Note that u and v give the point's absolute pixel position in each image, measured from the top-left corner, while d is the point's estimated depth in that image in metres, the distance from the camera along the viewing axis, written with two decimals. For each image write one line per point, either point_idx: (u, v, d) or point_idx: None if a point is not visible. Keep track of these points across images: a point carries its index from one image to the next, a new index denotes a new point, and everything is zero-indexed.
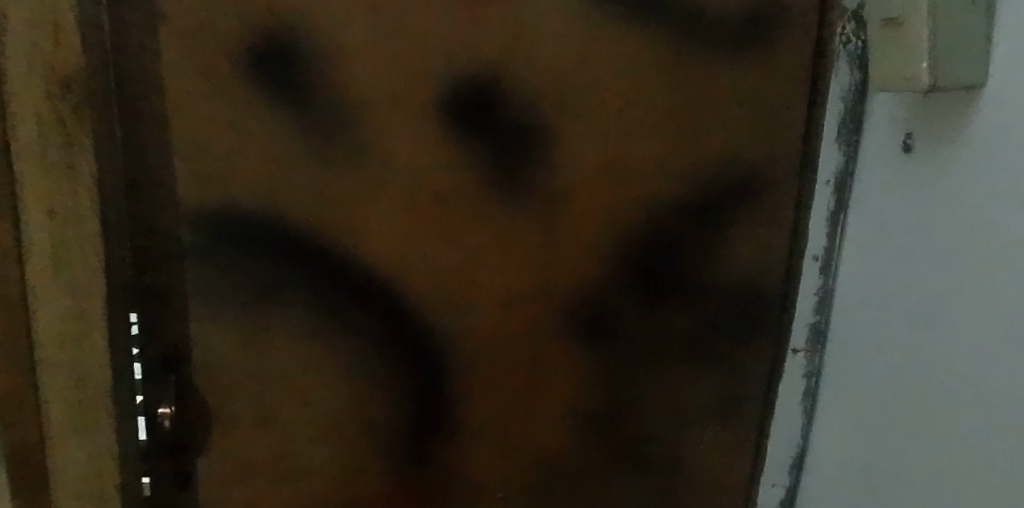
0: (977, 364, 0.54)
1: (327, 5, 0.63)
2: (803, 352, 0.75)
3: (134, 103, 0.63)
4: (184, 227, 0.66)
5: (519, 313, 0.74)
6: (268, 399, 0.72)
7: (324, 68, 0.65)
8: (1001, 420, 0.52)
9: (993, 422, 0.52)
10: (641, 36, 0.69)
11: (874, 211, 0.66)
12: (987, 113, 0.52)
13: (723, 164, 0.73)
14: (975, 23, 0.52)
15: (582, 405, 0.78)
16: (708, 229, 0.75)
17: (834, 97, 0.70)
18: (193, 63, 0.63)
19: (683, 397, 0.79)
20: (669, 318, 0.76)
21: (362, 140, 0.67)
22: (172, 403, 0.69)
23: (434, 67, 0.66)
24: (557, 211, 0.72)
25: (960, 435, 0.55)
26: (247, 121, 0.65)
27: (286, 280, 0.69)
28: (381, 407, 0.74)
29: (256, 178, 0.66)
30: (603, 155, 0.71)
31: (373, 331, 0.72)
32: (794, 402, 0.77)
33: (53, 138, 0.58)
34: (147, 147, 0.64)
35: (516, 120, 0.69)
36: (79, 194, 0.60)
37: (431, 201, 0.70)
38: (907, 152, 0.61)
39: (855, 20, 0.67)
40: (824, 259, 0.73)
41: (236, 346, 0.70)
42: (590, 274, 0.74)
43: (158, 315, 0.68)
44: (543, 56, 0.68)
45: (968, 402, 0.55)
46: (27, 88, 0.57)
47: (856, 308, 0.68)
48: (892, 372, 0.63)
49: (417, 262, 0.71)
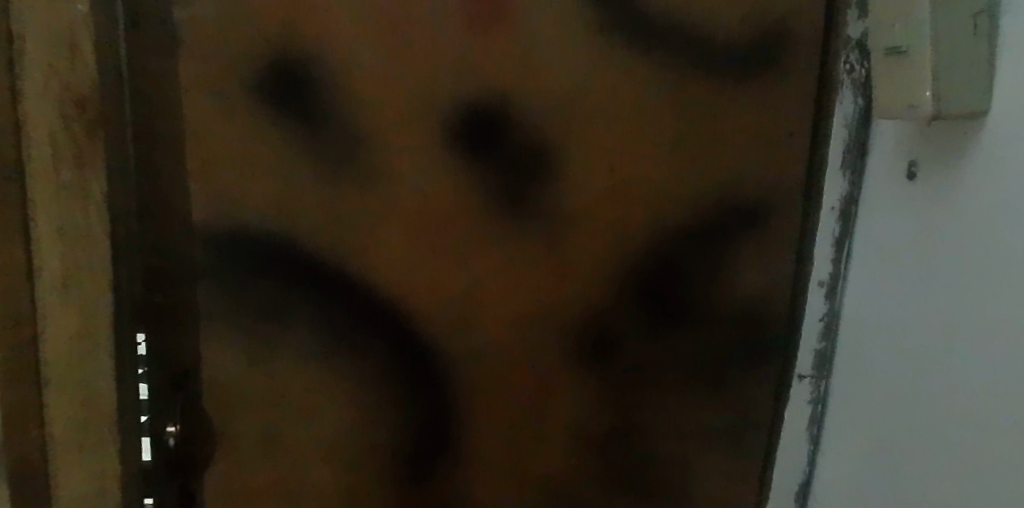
0: (983, 380, 0.54)
1: (339, 30, 0.65)
2: (809, 378, 0.75)
3: (148, 125, 0.64)
4: (196, 247, 0.67)
5: (525, 336, 0.74)
6: (272, 419, 0.71)
7: (334, 91, 0.66)
8: (1008, 433, 0.51)
9: (999, 447, 0.52)
10: (647, 62, 0.70)
11: (879, 236, 0.66)
12: (992, 136, 0.52)
13: (729, 190, 0.74)
14: (976, 53, 0.53)
15: (588, 430, 0.77)
16: (714, 253, 0.75)
17: (837, 125, 0.71)
18: (206, 85, 0.64)
19: (689, 423, 0.79)
20: (674, 343, 0.76)
21: (373, 161, 0.68)
22: (178, 422, 0.69)
23: (443, 92, 0.67)
24: (563, 235, 0.73)
25: (967, 456, 0.55)
26: (258, 143, 0.66)
27: (293, 299, 0.69)
28: (385, 428, 0.73)
29: (266, 199, 0.67)
30: (609, 178, 0.72)
31: (378, 352, 0.72)
32: (799, 428, 0.76)
33: (66, 159, 0.59)
34: (160, 168, 0.65)
35: (523, 144, 0.70)
36: (90, 214, 0.60)
37: (438, 222, 0.70)
38: (912, 180, 0.62)
39: (861, 50, 0.68)
40: (829, 284, 0.73)
41: (241, 366, 0.70)
42: (594, 297, 0.74)
43: (166, 333, 0.68)
44: (550, 82, 0.69)
45: (975, 418, 0.54)
46: (43, 109, 0.58)
47: (862, 333, 0.68)
48: (895, 399, 0.63)
49: (424, 284, 0.71)
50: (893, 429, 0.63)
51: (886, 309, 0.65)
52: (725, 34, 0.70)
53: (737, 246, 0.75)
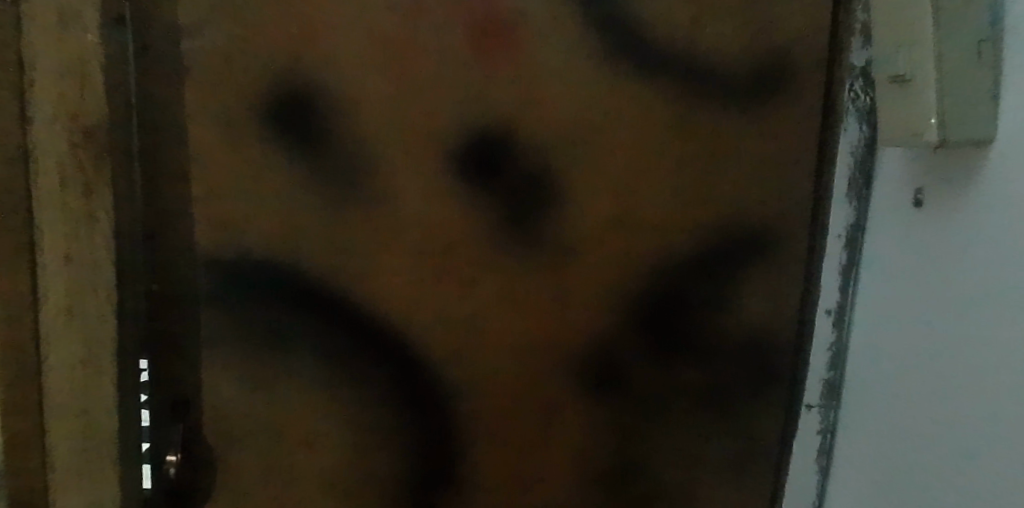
0: (992, 399, 0.53)
1: (344, 61, 0.65)
2: (817, 408, 0.73)
3: (156, 152, 0.64)
4: (200, 273, 0.67)
5: (528, 367, 0.73)
6: (272, 445, 0.71)
7: (338, 120, 0.66)
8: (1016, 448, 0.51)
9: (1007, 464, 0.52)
10: (652, 90, 0.70)
11: (887, 264, 0.65)
12: (997, 165, 0.52)
13: (735, 217, 0.73)
14: (982, 83, 0.53)
15: (590, 462, 0.76)
16: (719, 280, 0.74)
17: (843, 153, 0.70)
18: (213, 113, 0.65)
19: (695, 454, 0.78)
20: (681, 372, 0.75)
21: (378, 190, 0.68)
22: (178, 451, 0.69)
23: (448, 120, 0.68)
24: (568, 263, 0.72)
25: (975, 473, 0.55)
26: (263, 171, 0.66)
27: (295, 326, 0.69)
28: (386, 455, 0.73)
29: (270, 226, 0.67)
30: (615, 206, 0.72)
31: (379, 379, 0.71)
32: (807, 459, 0.74)
33: (73, 186, 0.60)
34: (166, 194, 0.65)
35: (526, 172, 0.70)
36: (94, 239, 0.61)
37: (442, 249, 0.70)
38: (918, 207, 0.61)
39: (864, 77, 0.68)
40: (837, 312, 0.71)
41: (244, 393, 0.69)
42: (599, 327, 0.74)
43: (167, 360, 0.68)
44: (554, 110, 0.69)
45: (985, 437, 0.54)
46: (53, 138, 0.59)
47: (873, 365, 0.66)
48: (906, 428, 0.62)
49: (428, 312, 0.71)
50: (903, 457, 0.62)
51: (893, 339, 0.64)
52: (728, 63, 0.70)
53: (743, 275, 0.75)
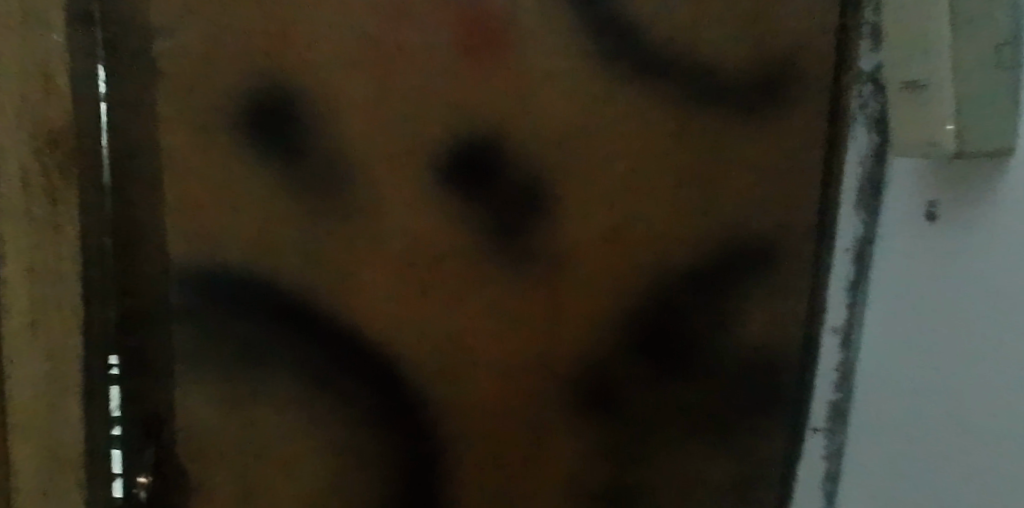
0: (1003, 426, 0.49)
1: (324, 64, 0.62)
2: (823, 431, 0.70)
3: (126, 158, 0.61)
4: (172, 286, 0.63)
5: (518, 386, 0.70)
6: (249, 468, 0.67)
7: (318, 127, 0.63)
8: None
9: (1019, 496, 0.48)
10: (649, 96, 0.67)
11: (898, 281, 0.61)
12: (1015, 176, 0.49)
13: (737, 230, 0.70)
14: (1002, 86, 0.49)
15: (584, 485, 0.73)
16: (720, 296, 0.71)
17: (851, 162, 0.66)
18: (186, 118, 0.61)
19: (694, 476, 0.74)
20: (678, 392, 0.72)
21: (360, 199, 0.65)
22: (149, 473, 0.65)
23: (434, 127, 0.64)
24: (560, 278, 0.69)
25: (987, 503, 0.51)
26: (239, 179, 0.63)
27: (273, 343, 0.66)
28: (368, 477, 0.69)
29: (247, 238, 0.64)
30: (610, 217, 0.68)
31: (361, 398, 0.68)
32: (812, 485, 0.71)
33: (39, 197, 0.59)
34: (137, 203, 0.62)
35: (517, 181, 0.66)
36: (60, 250, 0.60)
37: (428, 263, 0.67)
38: (931, 221, 0.57)
39: (873, 83, 0.65)
40: (843, 331, 0.68)
41: (219, 414, 0.66)
42: (592, 344, 0.70)
43: (138, 378, 0.64)
44: (545, 117, 0.66)
45: (997, 466, 0.50)
46: (16, 142, 0.58)
47: (881, 387, 0.63)
48: (916, 454, 0.58)
49: (411, 328, 0.67)
50: (912, 485, 0.58)
51: (904, 361, 0.60)
52: (730, 68, 0.67)
53: (745, 291, 0.71)
